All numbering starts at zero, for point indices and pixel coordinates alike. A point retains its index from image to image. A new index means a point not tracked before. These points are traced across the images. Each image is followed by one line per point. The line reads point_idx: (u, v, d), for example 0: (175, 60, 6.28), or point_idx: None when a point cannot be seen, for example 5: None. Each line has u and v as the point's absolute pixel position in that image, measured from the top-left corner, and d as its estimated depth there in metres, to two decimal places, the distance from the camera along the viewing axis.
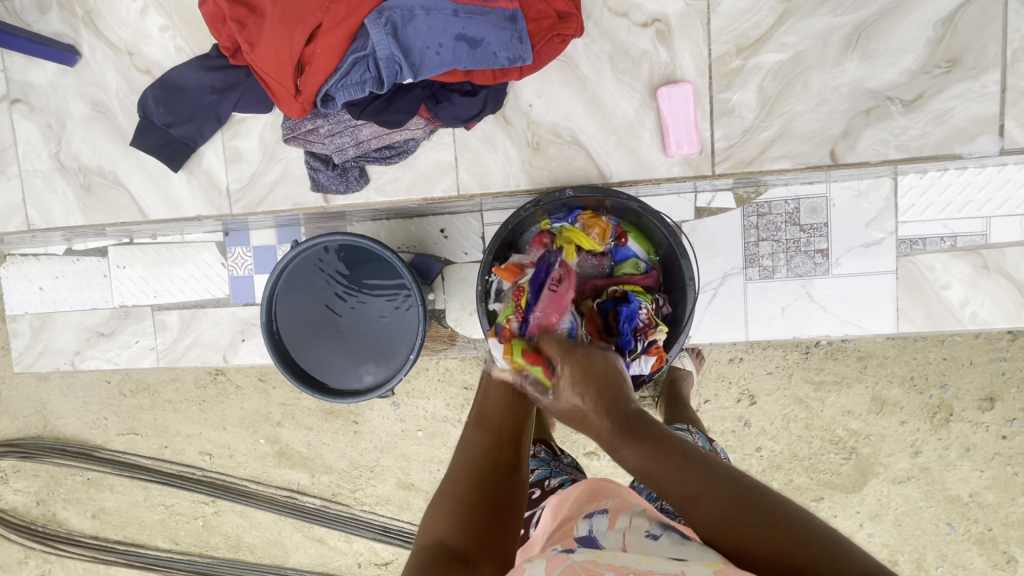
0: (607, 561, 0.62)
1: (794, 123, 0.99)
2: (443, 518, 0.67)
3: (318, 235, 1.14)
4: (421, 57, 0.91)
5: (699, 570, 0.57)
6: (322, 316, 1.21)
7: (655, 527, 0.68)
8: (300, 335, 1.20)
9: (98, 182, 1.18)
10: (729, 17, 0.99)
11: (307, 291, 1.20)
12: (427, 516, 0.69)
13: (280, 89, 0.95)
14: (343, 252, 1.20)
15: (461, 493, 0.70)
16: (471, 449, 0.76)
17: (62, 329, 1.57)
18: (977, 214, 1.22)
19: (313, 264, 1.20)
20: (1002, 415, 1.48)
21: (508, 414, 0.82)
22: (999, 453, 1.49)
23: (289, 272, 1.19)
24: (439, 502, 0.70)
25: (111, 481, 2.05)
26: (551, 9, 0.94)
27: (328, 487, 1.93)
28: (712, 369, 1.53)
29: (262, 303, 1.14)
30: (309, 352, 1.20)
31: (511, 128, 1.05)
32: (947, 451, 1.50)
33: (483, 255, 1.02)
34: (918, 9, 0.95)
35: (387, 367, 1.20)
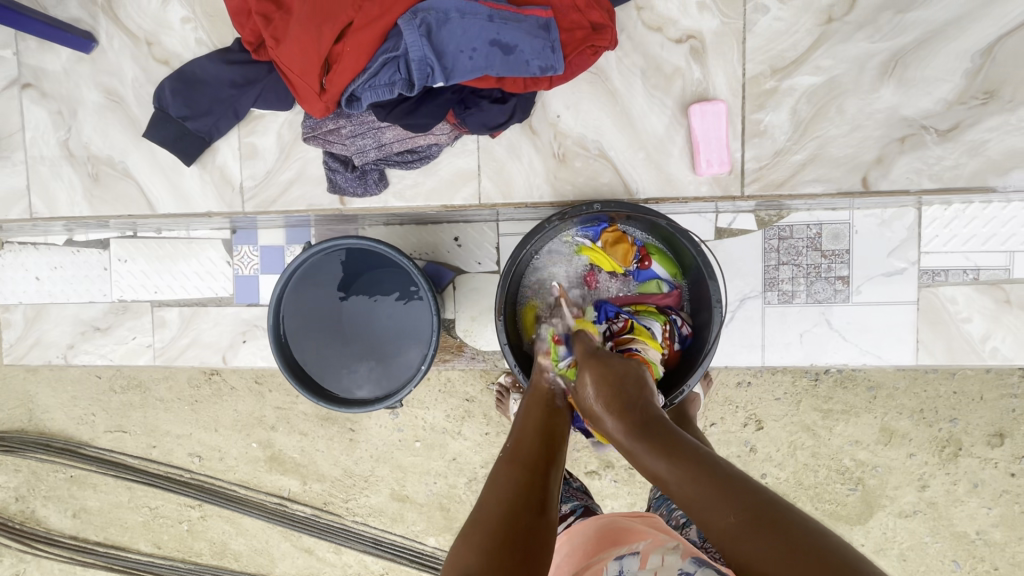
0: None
1: (827, 147, 0.97)
2: (468, 551, 0.65)
3: (330, 238, 1.10)
4: (453, 60, 0.88)
5: None
6: (330, 324, 1.17)
7: (688, 564, 0.66)
8: (307, 343, 1.16)
9: (107, 172, 1.14)
10: (765, 37, 0.97)
11: (317, 296, 1.16)
12: (454, 547, 0.67)
13: (304, 87, 0.92)
14: (355, 257, 1.16)
15: (490, 527, 0.68)
16: (503, 483, 0.74)
17: (57, 320, 1.52)
18: (998, 248, 1.20)
19: (324, 268, 1.16)
20: (1011, 452, 1.45)
21: (539, 447, 0.79)
22: (1007, 491, 1.47)
23: (299, 276, 1.15)
24: (469, 533, 0.68)
25: (95, 479, 1.99)
26: (585, 20, 0.92)
27: (320, 495, 1.87)
28: (719, 393, 1.49)
29: (269, 308, 1.10)
30: (315, 361, 1.16)
31: (537, 138, 1.03)
32: (955, 486, 1.48)
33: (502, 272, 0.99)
34: (956, 40, 0.93)
35: (394, 377, 1.16)
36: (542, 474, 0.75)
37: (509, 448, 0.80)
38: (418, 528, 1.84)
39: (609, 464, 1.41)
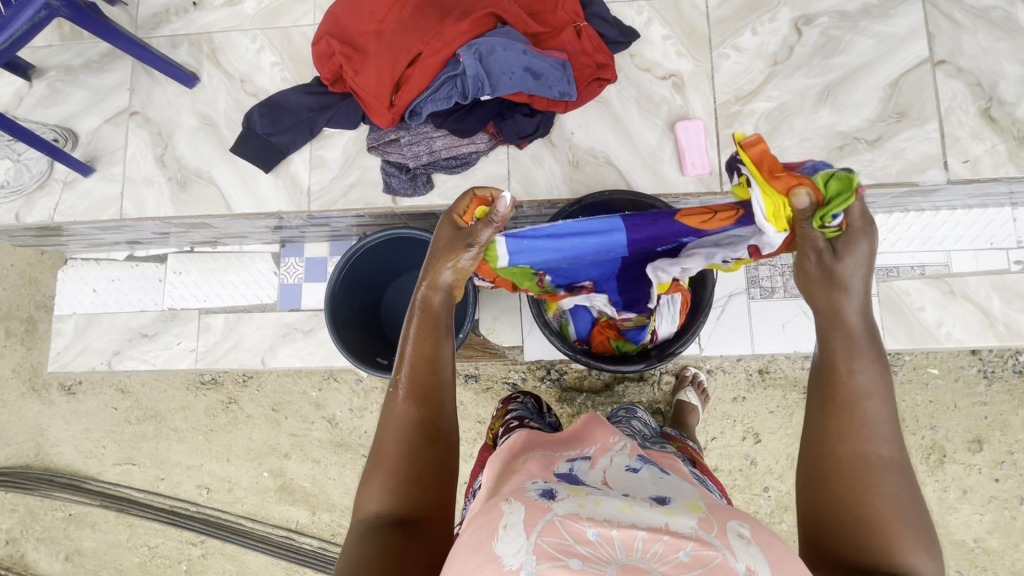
0: (589, 514, 0.58)
1: (784, 154, 1.24)
2: (377, 496, 0.67)
3: (382, 230, 1.25)
4: (496, 80, 1.13)
5: (682, 521, 0.58)
6: (371, 313, 1.38)
7: (634, 462, 0.75)
8: (358, 331, 1.31)
9: (194, 180, 1.36)
10: (728, 76, 1.27)
11: (358, 285, 1.32)
12: (363, 489, 0.69)
13: (376, 103, 1.18)
14: (391, 247, 1.33)
15: (394, 468, 0.68)
16: (402, 424, 0.70)
17: (106, 330, 1.65)
18: (938, 248, 1.44)
19: (367, 260, 1.31)
20: (991, 457, 1.50)
21: (439, 378, 0.74)
22: (995, 496, 1.50)
23: (348, 267, 1.26)
24: (375, 473, 0.68)
25: (94, 517, 1.90)
26: (592, 61, 1.22)
27: (329, 526, 1.83)
28: (717, 408, 1.52)
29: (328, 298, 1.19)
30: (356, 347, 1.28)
31: (557, 149, 1.28)
32: (945, 493, 1.51)
33: None
34: (871, 77, 1.25)
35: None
36: (446, 408, 0.72)
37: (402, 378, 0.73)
38: None
39: None
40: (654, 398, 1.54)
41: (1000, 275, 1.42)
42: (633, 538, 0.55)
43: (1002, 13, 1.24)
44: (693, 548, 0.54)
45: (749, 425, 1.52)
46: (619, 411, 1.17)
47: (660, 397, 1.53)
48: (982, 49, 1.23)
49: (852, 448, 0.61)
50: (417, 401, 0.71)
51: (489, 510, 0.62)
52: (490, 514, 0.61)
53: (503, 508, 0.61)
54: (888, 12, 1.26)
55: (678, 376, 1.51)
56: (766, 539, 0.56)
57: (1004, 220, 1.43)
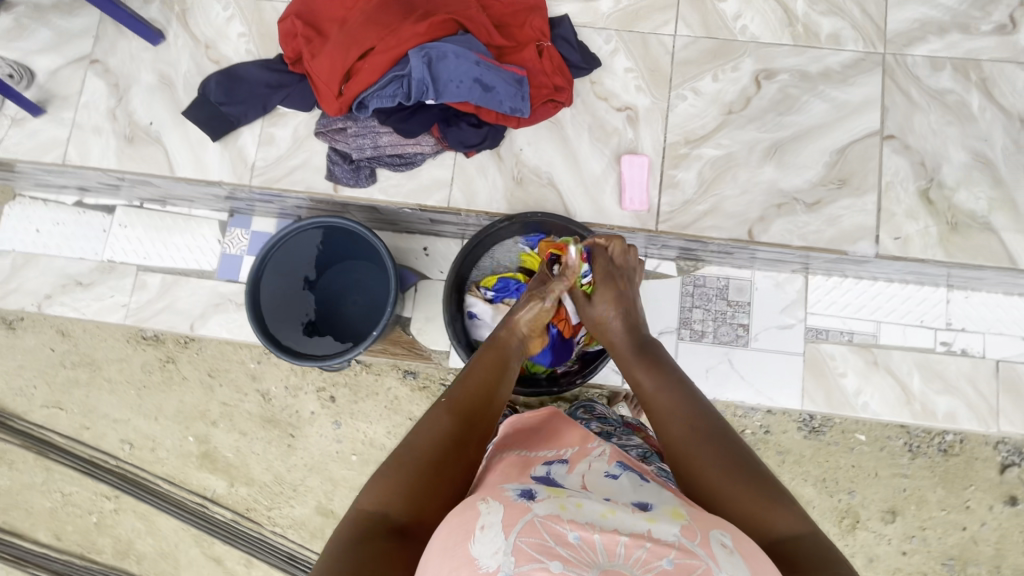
0: (569, 516, 0.60)
1: (723, 203, 1.25)
2: (384, 491, 0.71)
3: (303, 222, 1.29)
4: (444, 86, 1.15)
5: (664, 526, 0.60)
6: (302, 309, 1.36)
7: (614, 468, 0.73)
8: (287, 329, 1.33)
9: (142, 137, 1.35)
10: (682, 117, 1.28)
11: (291, 272, 1.35)
12: (371, 483, 0.73)
13: (326, 89, 1.19)
14: (324, 239, 1.35)
15: (414, 468, 0.74)
16: (437, 432, 0.78)
17: (42, 271, 1.63)
18: (868, 317, 1.46)
19: (298, 249, 1.35)
20: (903, 530, 1.47)
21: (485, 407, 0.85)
22: (899, 570, 1.47)
23: (276, 255, 1.33)
24: (394, 468, 0.74)
25: (13, 455, 1.88)
26: (549, 82, 1.23)
27: (244, 500, 1.81)
28: None
29: (248, 281, 1.27)
30: (282, 332, 1.33)
31: (503, 162, 1.28)
32: (852, 559, 1.48)
33: (450, 269, 1.18)
34: (819, 140, 1.26)
35: (362, 337, 1.36)
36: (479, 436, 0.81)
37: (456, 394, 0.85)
38: None
39: None
40: None
41: (924, 353, 1.43)
42: (615, 542, 0.57)
43: (957, 97, 1.26)
44: (676, 558, 0.56)
45: None
46: (578, 411, 1.14)
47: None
48: (931, 130, 1.25)
49: (680, 442, 0.79)
50: (461, 421, 0.81)
51: (465, 508, 0.64)
52: (465, 513, 0.62)
53: (480, 508, 0.62)
54: (848, 80, 1.27)
55: (612, 391, 1.48)
56: (749, 552, 0.59)
57: (937, 301, 1.44)
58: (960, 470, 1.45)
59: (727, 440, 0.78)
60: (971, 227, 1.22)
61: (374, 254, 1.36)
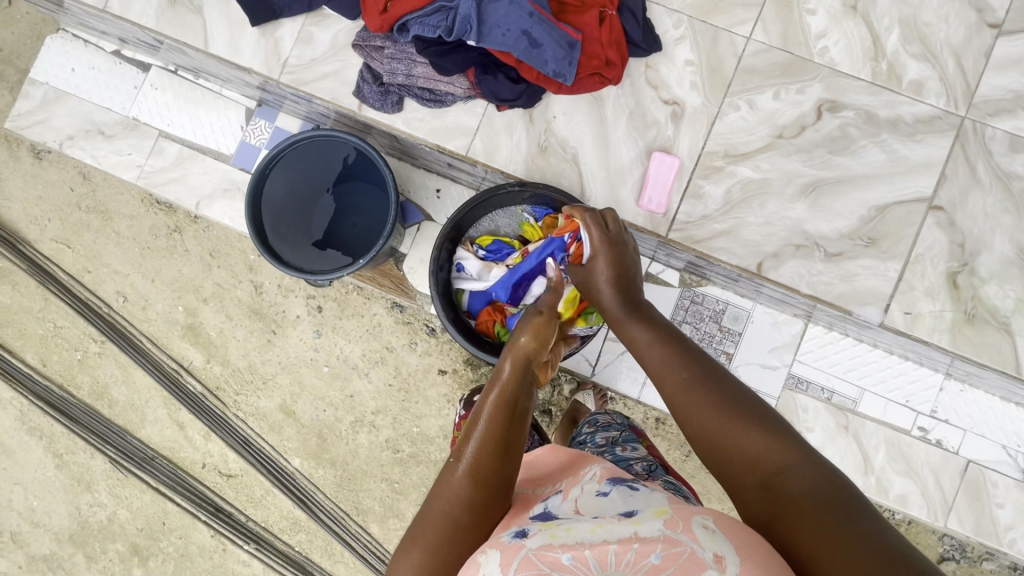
0: (562, 541, 0.63)
1: (741, 228, 1.19)
2: (408, 570, 0.70)
3: (309, 131, 1.27)
4: (490, 31, 1.10)
5: (650, 524, 0.62)
6: (298, 222, 1.32)
7: (605, 485, 0.75)
8: (278, 238, 1.30)
9: (183, 3, 1.32)
10: (729, 128, 1.20)
11: (295, 182, 1.32)
12: (397, 562, 0.72)
13: (371, 3, 1.14)
14: (331, 155, 1.33)
15: (431, 543, 0.71)
16: (453, 497, 0.74)
17: (71, 112, 1.65)
18: (854, 381, 1.42)
19: (305, 160, 1.33)
20: None
21: (501, 464, 0.77)
22: None
23: (282, 162, 1.31)
24: (416, 542, 0.72)
25: (17, 277, 1.94)
26: (602, 54, 1.16)
27: (216, 378, 1.87)
28: None
29: (250, 180, 1.25)
30: (280, 243, 1.31)
31: (532, 126, 1.23)
32: None
33: (446, 221, 1.16)
34: (862, 192, 1.18)
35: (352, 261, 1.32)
36: (496, 496, 0.75)
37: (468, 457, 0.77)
38: (289, 445, 1.85)
39: None
40: (550, 399, 1.52)
41: (897, 432, 1.40)
42: (605, 553, 0.60)
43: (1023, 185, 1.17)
44: (664, 549, 0.58)
45: None
46: (584, 426, 1.18)
47: (555, 400, 1.52)
48: (983, 212, 1.16)
49: (675, 395, 0.75)
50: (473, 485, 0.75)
51: (467, 564, 0.67)
52: (468, 570, 0.65)
53: (480, 560, 0.66)
54: (916, 135, 1.18)
55: (580, 380, 1.50)
56: (726, 525, 0.60)
57: (930, 384, 1.40)
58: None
59: (723, 379, 0.74)
60: (988, 323, 1.16)
61: (378, 175, 1.32)
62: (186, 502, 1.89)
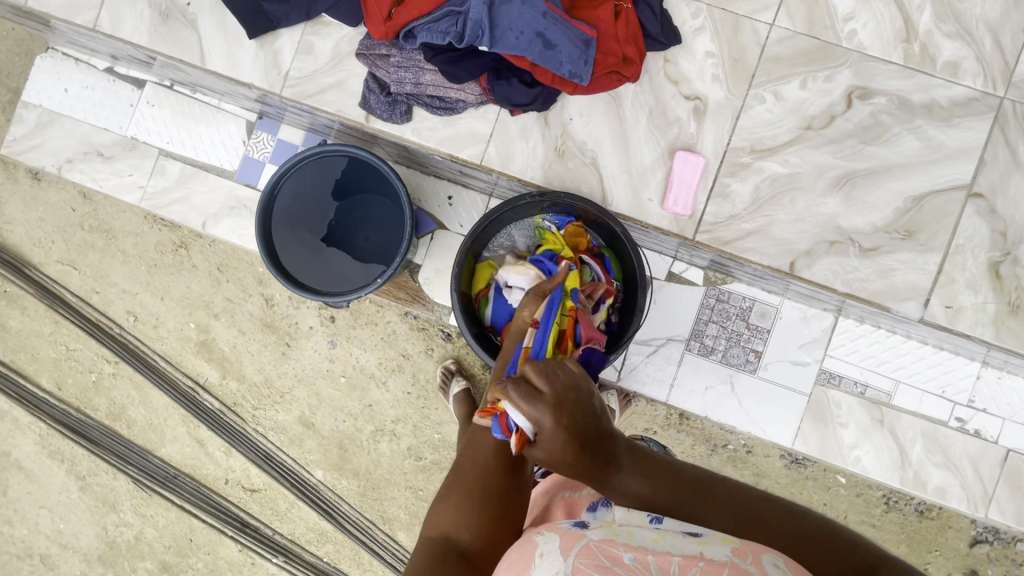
0: (624, 541, 0.61)
1: (772, 227, 1.14)
2: (448, 515, 0.74)
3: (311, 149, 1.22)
4: (502, 34, 1.05)
5: (717, 545, 0.59)
6: (311, 237, 1.29)
7: (663, 503, 0.70)
8: (289, 255, 1.27)
9: (176, 17, 1.27)
10: (755, 121, 1.15)
11: (304, 202, 1.28)
12: (434, 508, 0.76)
13: (374, 10, 1.08)
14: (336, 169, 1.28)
15: (467, 489, 0.76)
16: (478, 445, 0.80)
17: (67, 134, 1.60)
18: (888, 374, 1.38)
19: (311, 178, 1.28)
20: None
21: None
22: None
23: (288, 181, 1.26)
24: (451, 493, 0.76)
25: (26, 301, 1.91)
26: (619, 50, 1.11)
27: (233, 394, 1.85)
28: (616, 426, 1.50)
29: (258, 204, 1.20)
30: (297, 264, 1.27)
31: (548, 129, 1.18)
32: None
33: (466, 236, 1.11)
34: (897, 182, 1.13)
35: (367, 281, 1.28)
36: None
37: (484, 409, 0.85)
38: (311, 458, 1.83)
39: None
40: None
41: (934, 423, 1.37)
42: (670, 563, 0.56)
43: None
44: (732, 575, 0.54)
45: None
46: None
47: None
48: None
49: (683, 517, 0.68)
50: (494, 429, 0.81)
51: (522, 544, 0.65)
52: (523, 547, 0.63)
53: (536, 540, 0.64)
54: (952, 119, 1.12)
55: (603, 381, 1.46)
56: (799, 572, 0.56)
57: (966, 374, 1.36)
58: (932, 537, 1.42)
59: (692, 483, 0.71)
60: None
61: (394, 192, 1.28)
62: (211, 519, 1.88)
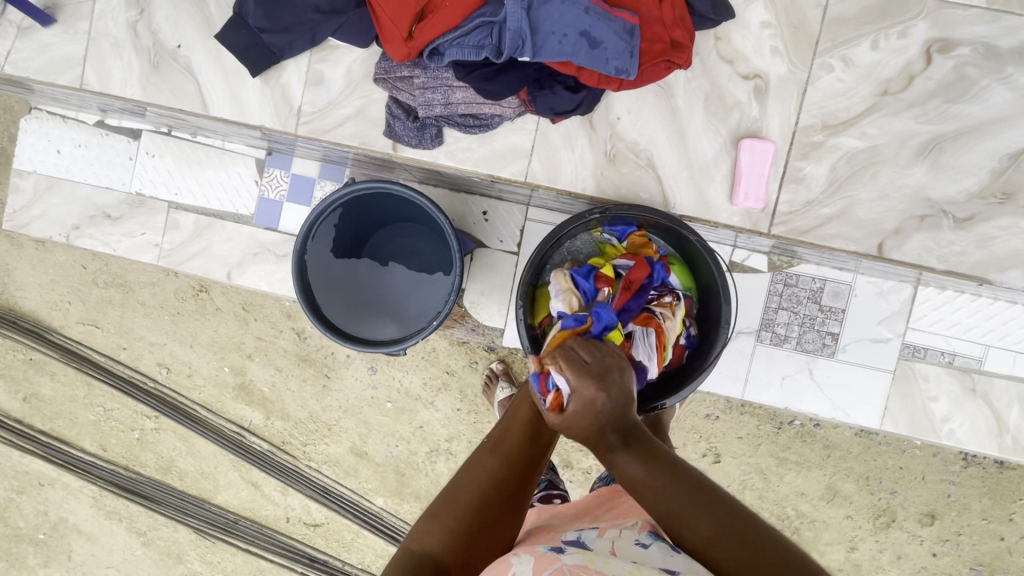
0: (596, 569, 0.64)
1: (854, 208, 1.05)
2: (431, 535, 0.68)
3: (337, 193, 1.10)
4: (543, 40, 0.94)
5: None
6: (357, 289, 1.25)
7: (645, 537, 0.70)
8: (336, 309, 1.20)
9: (169, 63, 1.16)
10: (824, 94, 1.04)
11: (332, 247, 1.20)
12: (419, 522, 0.71)
13: (391, 29, 0.97)
14: (360, 207, 1.20)
15: (457, 511, 0.70)
16: (479, 471, 0.74)
17: (68, 198, 1.50)
18: (977, 339, 1.30)
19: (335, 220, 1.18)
20: (938, 533, 1.44)
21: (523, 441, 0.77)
22: (925, 568, 1.46)
23: (314, 231, 1.15)
24: (437, 510, 0.70)
25: (54, 368, 1.83)
26: (666, 35, 0.98)
27: (280, 433, 1.77)
28: (688, 420, 1.43)
29: (295, 262, 1.09)
30: (337, 315, 1.20)
31: (595, 133, 1.08)
32: (879, 554, 1.46)
33: (527, 265, 1.03)
34: (989, 140, 1.02)
35: (424, 323, 1.24)
36: (516, 473, 0.74)
37: (494, 436, 0.79)
38: (369, 486, 1.76)
39: (569, 463, 1.49)
40: None
41: None
42: None
43: None
44: None
45: (713, 445, 1.45)
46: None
47: None
48: None
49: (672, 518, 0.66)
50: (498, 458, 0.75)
51: (498, 563, 0.68)
52: (500, 565, 0.67)
53: (512, 560, 0.68)
54: None
55: None
56: None
57: None
58: (1015, 485, 1.42)
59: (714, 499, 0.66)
60: None
61: (433, 223, 1.23)
62: (280, 558, 1.81)
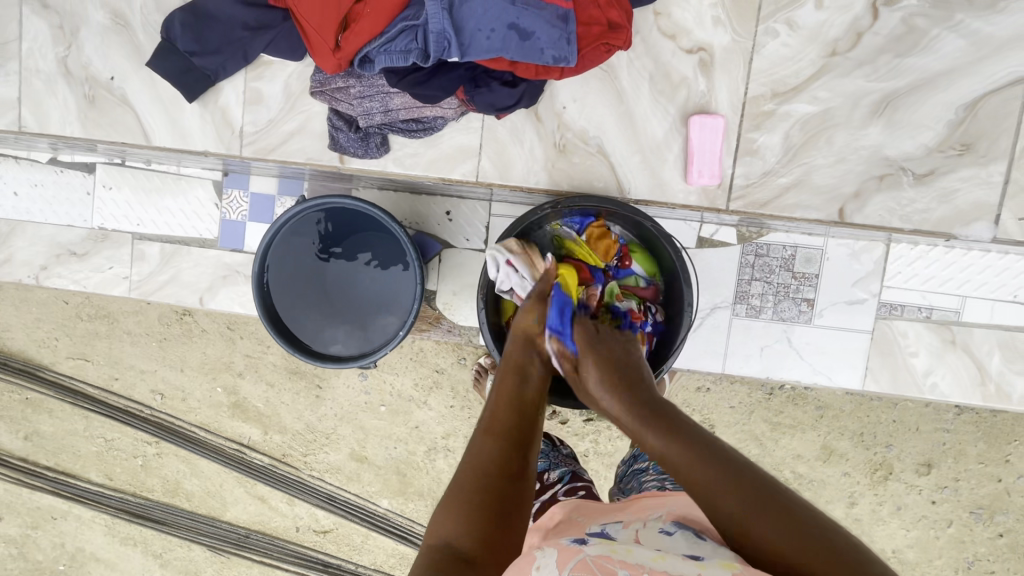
0: (621, 557, 0.63)
1: (811, 174, 1.03)
2: (450, 524, 0.68)
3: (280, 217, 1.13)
4: (471, 38, 0.91)
5: (716, 570, 0.58)
6: (329, 301, 1.21)
7: (670, 525, 0.70)
8: (299, 317, 1.20)
9: (105, 97, 1.14)
10: (771, 61, 1.01)
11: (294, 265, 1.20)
12: (435, 517, 0.70)
13: (318, 41, 0.94)
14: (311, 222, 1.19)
15: (469, 497, 0.70)
16: (484, 456, 0.74)
17: (33, 239, 1.49)
18: (954, 291, 1.29)
19: (292, 240, 1.19)
20: (935, 482, 1.45)
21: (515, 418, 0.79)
22: (925, 516, 1.47)
23: (273, 253, 1.18)
24: (449, 503, 0.70)
25: (50, 405, 1.84)
26: (603, 17, 0.94)
27: (279, 447, 1.78)
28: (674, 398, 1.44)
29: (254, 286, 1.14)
30: (317, 332, 1.21)
31: (541, 125, 1.06)
32: (879, 506, 1.47)
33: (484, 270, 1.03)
34: (943, 92, 0.99)
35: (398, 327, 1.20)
36: (523, 447, 0.76)
37: (484, 419, 0.80)
38: (372, 490, 1.78)
39: None
40: None
41: (1009, 330, 1.29)
42: None
43: None
44: None
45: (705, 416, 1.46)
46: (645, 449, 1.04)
47: None
48: None
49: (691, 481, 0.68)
50: (499, 440, 0.76)
51: (524, 561, 0.67)
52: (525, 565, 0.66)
53: (538, 556, 0.66)
54: (997, 4, 0.97)
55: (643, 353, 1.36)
56: None
57: None
58: (1009, 428, 1.42)
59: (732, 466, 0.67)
60: None
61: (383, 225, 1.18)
62: (294, 566, 1.84)
